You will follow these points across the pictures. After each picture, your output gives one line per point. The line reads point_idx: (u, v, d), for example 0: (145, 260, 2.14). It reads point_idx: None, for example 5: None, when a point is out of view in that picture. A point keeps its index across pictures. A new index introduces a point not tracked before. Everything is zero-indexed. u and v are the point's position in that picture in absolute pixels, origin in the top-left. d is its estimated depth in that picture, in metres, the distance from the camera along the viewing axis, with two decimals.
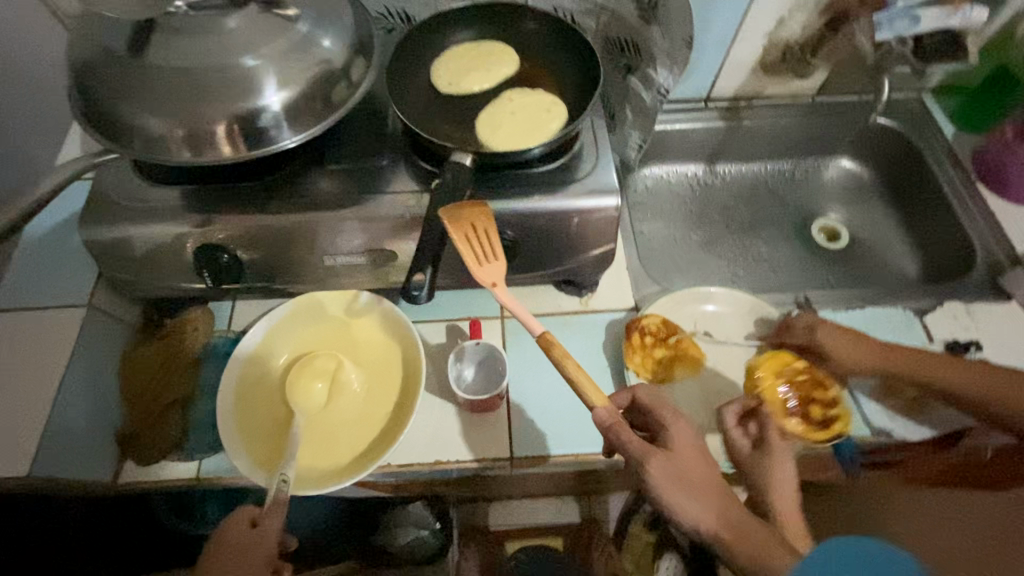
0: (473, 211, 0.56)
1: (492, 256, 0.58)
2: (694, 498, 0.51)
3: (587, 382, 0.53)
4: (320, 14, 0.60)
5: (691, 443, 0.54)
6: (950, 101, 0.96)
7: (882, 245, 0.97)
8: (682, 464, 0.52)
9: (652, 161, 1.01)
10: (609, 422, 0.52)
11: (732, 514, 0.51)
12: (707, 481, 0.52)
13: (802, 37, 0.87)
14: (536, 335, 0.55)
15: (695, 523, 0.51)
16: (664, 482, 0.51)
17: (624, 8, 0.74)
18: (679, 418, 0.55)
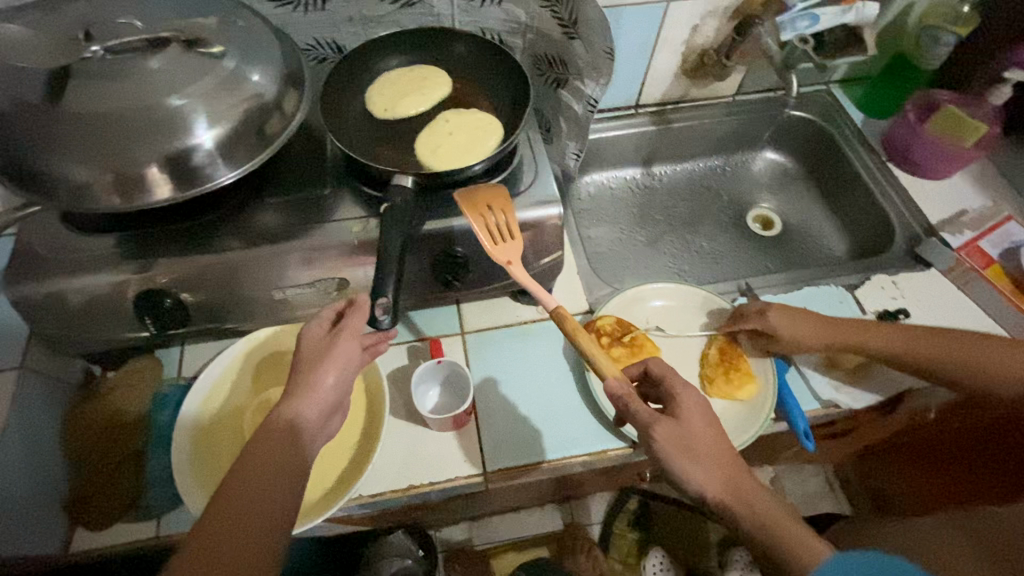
0: (490, 194, 0.61)
1: (510, 234, 0.61)
2: (696, 466, 0.52)
3: (599, 355, 0.57)
4: (246, 50, 0.60)
5: (698, 410, 0.55)
6: (857, 90, 1.04)
7: (812, 229, 1.03)
8: (688, 431, 0.53)
9: (592, 168, 1.04)
10: (620, 392, 0.55)
11: (734, 480, 0.52)
12: (712, 448, 0.53)
13: (716, 41, 0.92)
14: (550, 311, 0.60)
15: (701, 490, 0.52)
16: (667, 448, 0.52)
17: (546, 25, 0.76)
18: (688, 386, 0.57)
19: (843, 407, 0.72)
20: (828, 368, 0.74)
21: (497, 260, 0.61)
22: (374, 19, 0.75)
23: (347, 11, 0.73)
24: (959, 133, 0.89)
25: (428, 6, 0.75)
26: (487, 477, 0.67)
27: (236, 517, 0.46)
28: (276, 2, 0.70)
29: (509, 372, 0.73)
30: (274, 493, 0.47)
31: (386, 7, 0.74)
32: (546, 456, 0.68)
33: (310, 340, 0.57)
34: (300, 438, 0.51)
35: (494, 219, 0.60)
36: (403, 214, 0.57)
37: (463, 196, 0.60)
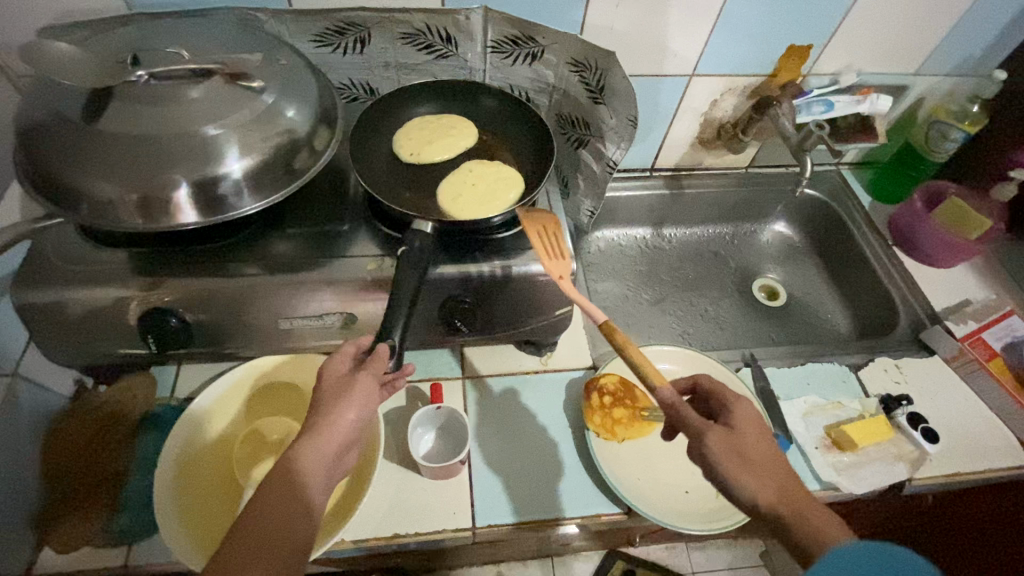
0: (547, 218, 0.64)
1: (561, 254, 0.61)
2: (748, 472, 0.48)
3: (650, 366, 0.53)
4: (284, 86, 0.61)
5: (754, 422, 0.52)
6: (865, 174, 1.08)
7: (816, 303, 1.04)
8: (743, 440, 0.50)
9: (603, 224, 1.06)
10: (671, 400, 0.51)
11: (790, 491, 0.48)
12: (764, 456, 0.49)
13: (733, 116, 0.95)
14: (599, 323, 0.55)
15: (753, 498, 0.47)
16: (722, 458, 0.48)
17: (573, 89, 0.79)
18: (742, 398, 0.54)
19: (844, 491, 0.71)
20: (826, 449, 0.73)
21: (551, 273, 0.59)
22: (408, 67, 0.79)
23: (384, 57, 0.77)
24: (964, 224, 0.93)
25: (462, 60, 0.79)
26: (477, 532, 0.65)
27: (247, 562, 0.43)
28: (317, 42, 0.74)
29: (508, 424, 0.72)
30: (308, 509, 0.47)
31: (422, 56, 0.78)
32: (538, 516, 0.66)
33: (328, 377, 0.53)
34: (309, 493, 0.47)
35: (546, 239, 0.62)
36: (422, 258, 0.57)
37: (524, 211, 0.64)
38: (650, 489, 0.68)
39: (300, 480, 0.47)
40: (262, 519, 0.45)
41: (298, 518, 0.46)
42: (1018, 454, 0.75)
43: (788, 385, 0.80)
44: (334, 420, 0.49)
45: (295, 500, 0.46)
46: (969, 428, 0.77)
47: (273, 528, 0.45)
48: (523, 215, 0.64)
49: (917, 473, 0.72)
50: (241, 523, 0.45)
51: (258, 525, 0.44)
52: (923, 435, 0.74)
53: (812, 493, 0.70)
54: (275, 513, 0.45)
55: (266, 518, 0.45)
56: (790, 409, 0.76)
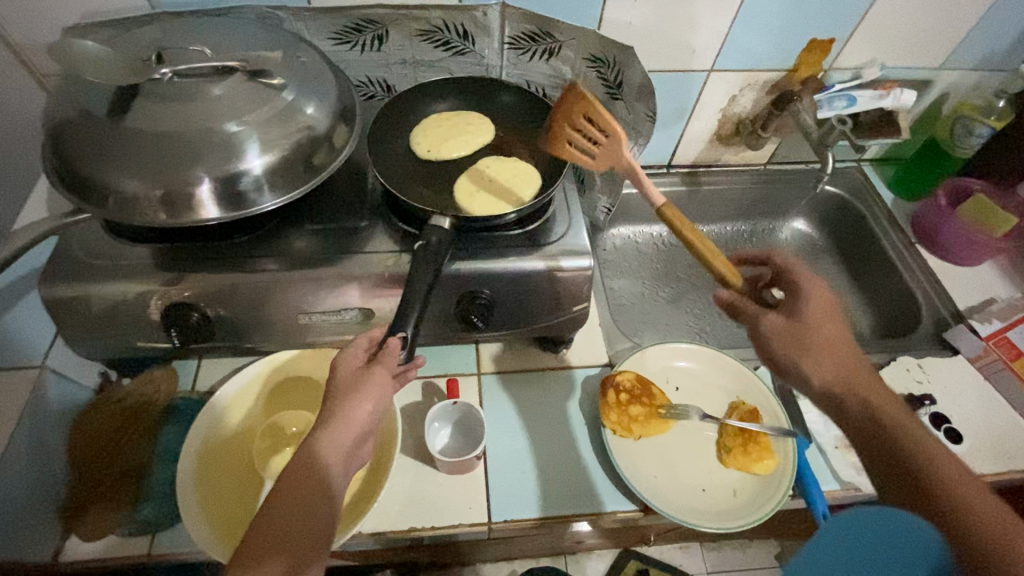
0: (569, 104, 0.58)
1: (603, 134, 0.58)
2: (805, 354, 0.51)
3: (710, 248, 0.55)
4: (304, 83, 0.62)
5: (823, 310, 0.52)
6: (887, 170, 1.06)
7: (836, 301, 1.02)
8: (808, 326, 0.52)
9: (619, 221, 1.06)
10: (729, 298, 0.55)
11: (851, 370, 0.49)
12: (830, 337, 0.51)
13: (753, 112, 0.94)
14: (657, 208, 0.55)
15: (807, 376, 0.50)
16: (774, 339, 0.53)
17: (590, 85, 0.79)
18: (815, 279, 0.55)
19: (863, 491, 0.70)
20: (846, 449, 0.72)
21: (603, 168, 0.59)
22: (424, 64, 0.79)
23: (401, 54, 0.77)
24: (989, 221, 0.90)
25: (478, 56, 0.79)
26: (493, 527, 0.65)
27: (268, 554, 0.43)
28: (336, 40, 0.74)
29: (524, 420, 0.72)
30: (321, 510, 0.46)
31: (439, 54, 0.78)
32: (553, 512, 0.66)
33: (342, 371, 0.53)
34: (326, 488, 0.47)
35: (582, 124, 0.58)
36: (438, 253, 0.58)
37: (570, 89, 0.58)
38: (666, 487, 0.68)
39: (316, 477, 0.47)
40: (279, 514, 0.45)
41: (315, 513, 0.46)
42: None
43: None
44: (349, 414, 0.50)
45: (310, 496, 0.46)
46: (994, 429, 0.75)
47: (290, 526, 0.45)
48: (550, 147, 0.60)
49: None
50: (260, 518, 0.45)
51: (274, 522, 0.45)
52: (946, 436, 0.73)
53: (832, 492, 0.70)
54: (292, 508, 0.45)
55: (283, 513, 0.45)
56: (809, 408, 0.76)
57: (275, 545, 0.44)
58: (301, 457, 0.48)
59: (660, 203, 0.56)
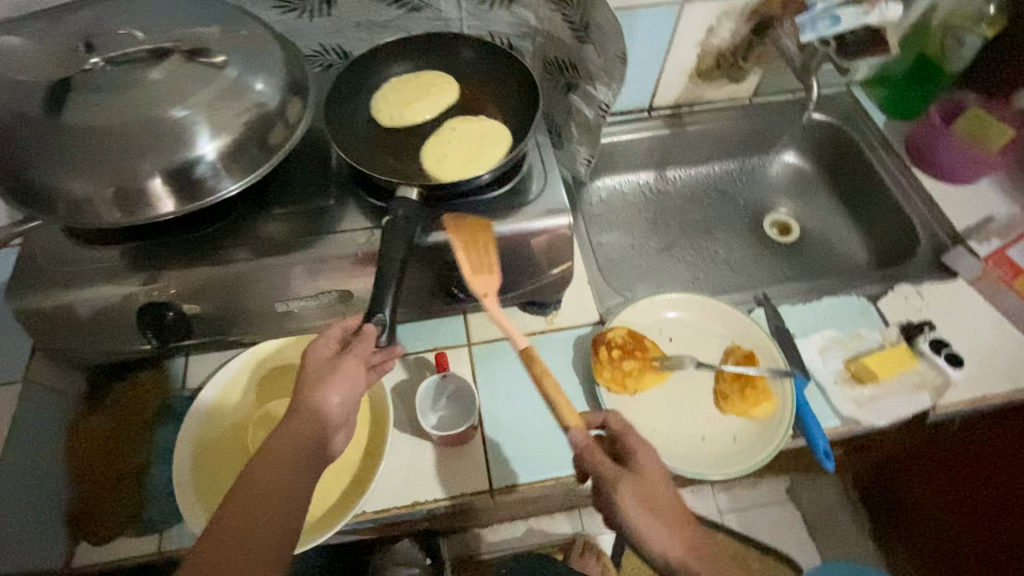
0: (476, 228, 0.59)
1: (490, 269, 0.59)
2: (659, 524, 0.50)
3: (562, 400, 0.55)
4: (248, 58, 0.58)
5: (657, 469, 0.54)
6: (878, 92, 1.00)
7: (831, 235, 1.00)
8: (649, 486, 0.52)
9: (603, 173, 1.02)
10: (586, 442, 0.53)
11: (694, 539, 0.51)
12: (668, 502, 0.52)
13: (732, 44, 0.89)
14: (519, 351, 0.57)
15: (662, 553, 0.50)
16: (632, 505, 0.51)
17: (557, 30, 0.74)
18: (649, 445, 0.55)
19: (864, 424, 0.69)
20: (846, 382, 0.72)
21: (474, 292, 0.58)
22: (379, 25, 0.74)
23: (353, 16, 0.73)
24: (984, 137, 0.87)
25: (436, 10, 0.74)
26: (496, 494, 0.65)
27: (245, 542, 0.43)
28: (282, 8, 0.70)
29: (519, 387, 0.72)
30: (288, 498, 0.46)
31: (393, 11, 0.73)
32: (553, 474, 0.66)
33: (315, 360, 0.53)
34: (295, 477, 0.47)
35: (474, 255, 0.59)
36: (407, 226, 0.55)
37: (446, 224, 0.60)
38: (665, 438, 0.68)
39: (293, 463, 0.47)
40: (248, 498, 0.45)
41: (291, 498, 0.46)
42: None
43: (804, 321, 0.77)
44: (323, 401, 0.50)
45: (289, 481, 0.46)
46: (995, 348, 0.74)
47: (255, 515, 0.44)
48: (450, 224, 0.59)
49: (941, 399, 0.70)
50: (225, 508, 0.45)
51: (240, 505, 0.44)
52: (947, 360, 0.72)
53: (832, 429, 0.69)
54: (269, 492, 0.45)
55: (258, 497, 0.45)
56: (807, 346, 0.74)
57: (237, 534, 0.43)
58: (279, 448, 0.48)
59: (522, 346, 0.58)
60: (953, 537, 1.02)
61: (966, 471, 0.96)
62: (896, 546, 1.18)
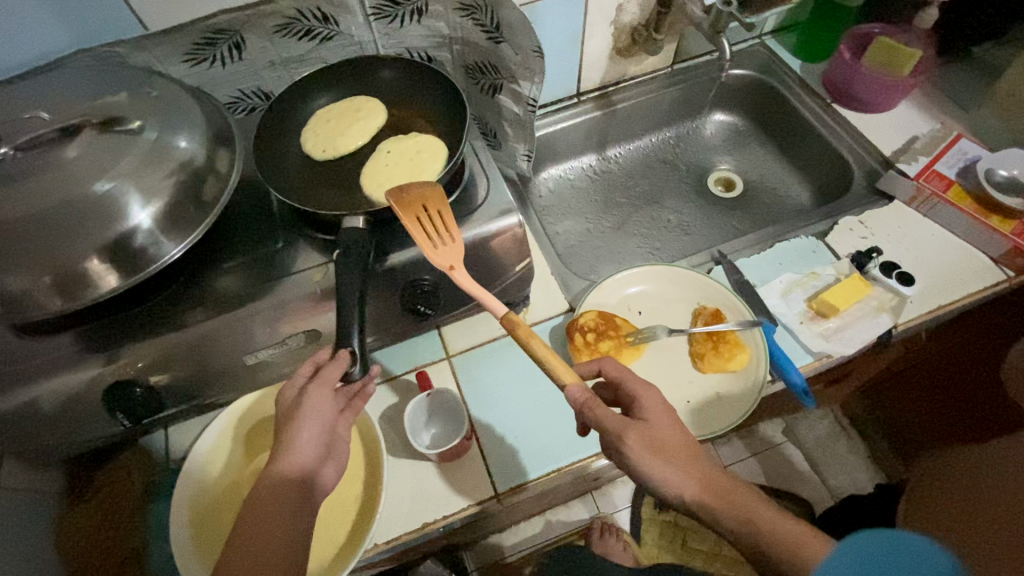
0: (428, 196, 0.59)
1: (449, 239, 0.58)
2: (671, 466, 0.52)
3: (558, 363, 0.54)
4: (165, 117, 0.57)
5: (662, 412, 0.55)
6: (789, 38, 1.04)
7: (772, 182, 1.04)
8: (657, 431, 0.54)
9: (547, 164, 1.04)
10: (582, 399, 0.53)
11: (710, 477, 0.52)
12: (679, 444, 0.54)
13: (643, 17, 0.90)
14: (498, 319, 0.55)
15: (677, 492, 0.52)
16: (640, 452, 0.52)
17: (470, 35, 0.74)
18: (649, 386, 0.57)
19: (836, 356, 0.72)
20: (814, 318, 0.75)
21: (439, 267, 0.57)
22: (294, 60, 0.74)
23: (267, 56, 0.72)
24: (894, 64, 0.90)
25: (348, 36, 0.74)
26: (501, 498, 0.66)
27: None
28: (191, 60, 0.69)
29: (504, 389, 0.72)
30: (276, 553, 0.47)
31: (305, 45, 0.73)
32: (555, 465, 0.67)
33: (287, 403, 0.54)
34: (278, 529, 0.48)
35: (432, 221, 0.58)
36: (359, 253, 0.55)
37: (398, 204, 0.58)
38: None
39: (271, 517, 0.48)
40: (238, 561, 0.46)
41: (271, 550, 0.47)
42: (994, 271, 0.77)
43: (762, 270, 0.80)
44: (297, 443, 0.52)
45: (266, 538, 0.47)
46: (941, 261, 0.78)
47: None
48: (397, 198, 0.58)
49: (900, 318, 0.74)
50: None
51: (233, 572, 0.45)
52: (899, 280, 0.75)
53: (807, 365, 0.72)
54: (247, 553, 0.46)
55: (237, 561, 0.46)
56: (769, 293, 0.77)
57: None
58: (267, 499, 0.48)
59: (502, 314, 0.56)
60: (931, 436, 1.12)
61: (962, 369, 1.02)
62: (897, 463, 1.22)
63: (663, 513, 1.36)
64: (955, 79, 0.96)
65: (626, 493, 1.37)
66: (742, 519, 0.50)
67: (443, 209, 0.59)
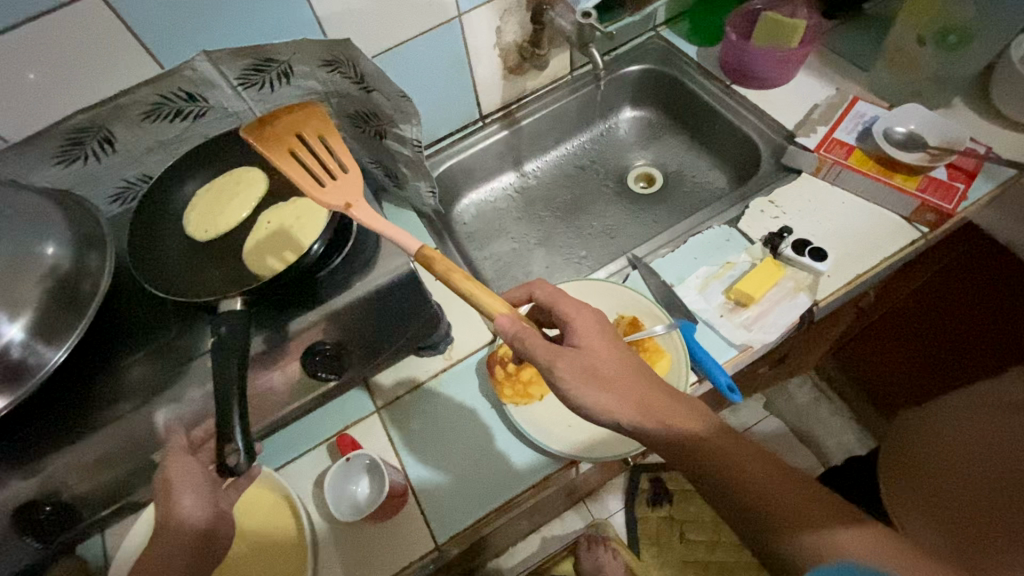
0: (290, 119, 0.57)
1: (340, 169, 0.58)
2: (606, 391, 0.50)
3: (483, 295, 0.53)
4: (24, 233, 0.57)
5: (596, 334, 0.53)
6: (682, 26, 1.03)
7: (691, 171, 1.03)
8: (591, 356, 0.52)
9: (465, 191, 1.03)
10: (512, 330, 0.51)
11: (649, 400, 0.50)
12: (617, 369, 0.51)
13: (525, 35, 0.90)
14: (413, 254, 0.53)
15: (613, 417, 0.50)
16: (574, 380, 0.50)
17: (342, 88, 0.74)
18: (582, 308, 0.55)
19: (759, 346, 0.72)
20: (735, 308, 0.74)
21: (333, 206, 0.57)
22: (172, 141, 0.74)
23: (141, 143, 0.72)
24: (782, 37, 0.88)
25: (221, 110, 0.74)
26: (441, 548, 0.65)
27: None
28: (62, 162, 0.68)
29: (433, 433, 0.72)
30: None
31: (178, 125, 0.73)
32: (492, 506, 0.67)
33: None
34: None
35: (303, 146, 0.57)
36: (234, 338, 0.53)
37: (256, 137, 0.56)
38: (583, 431, 0.69)
39: None
40: None
41: None
42: (909, 231, 0.76)
43: (678, 268, 0.79)
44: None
45: None
46: (855, 228, 0.77)
47: None
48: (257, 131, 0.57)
49: (818, 295, 0.73)
50: None
51: None
52: (811, 257, 0.74)
53: (733, 360, 0.71)
54: None
55: None
56: (686, 291, 0.76)
57: None
58: None
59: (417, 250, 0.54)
60: (896, 377, 1.14)
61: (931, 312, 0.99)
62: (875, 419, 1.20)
63: (656, 509, 1.35)
64: (850, 40, 0.95)
65: (616, 496, 1.36)
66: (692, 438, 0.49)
67: (322, 132, 0.58)
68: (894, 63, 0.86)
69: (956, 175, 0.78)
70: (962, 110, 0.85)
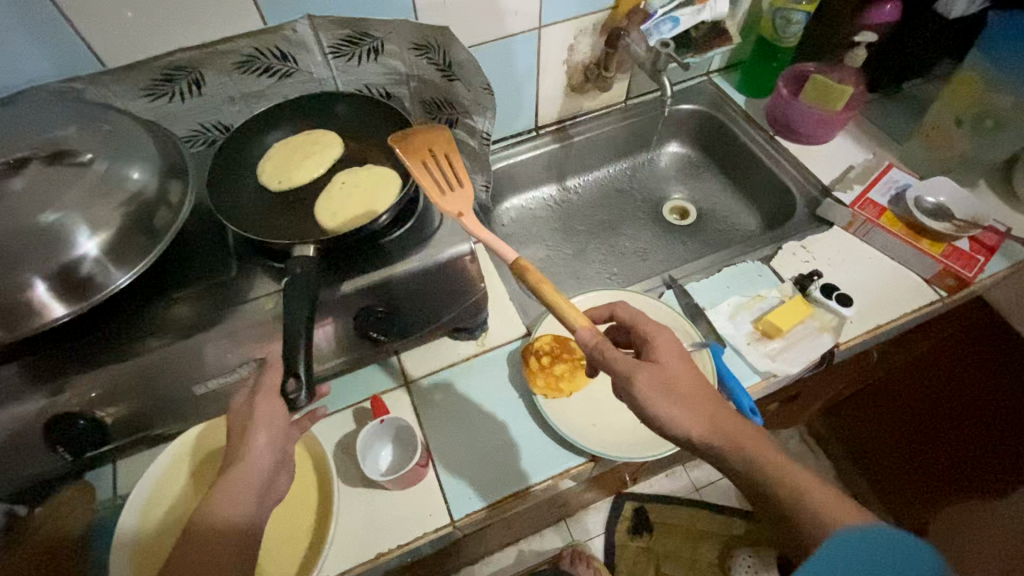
0: (427, 138, 0.64)
1: (457, 185, 0.62)
2: (680, 407, 0.52)
3: (568, 306, 0.55)
4: (117, 152, 0.59)
5: (674, 353, 0.55)
6: (734, 75, 1.11)
7: (725, 211, 1.08)
8: (668, 371, 0.54)
9: (509, 194, 1.07)
10: (594, 342, 0.54)
11: (718, 418, 0.52)
12: (692, 387, 0.53)
13: (593, 56, 0.95)
14: (510, 263, 0.57)
15: (685, 431, 0.52)
16: (651, 392, 0.52)
17: (425, 72, 0.80)
18: (661, 329, 0.58)
19: (781, 376, 0.75)
20: (762, 339, 0.77)
21: (450, 212, 0.59)
22: (254, 95, 0.77)
23: (226, 92, 0.75)
24: (828, 99, 0.94)
25: (307, 74, 0.78)
26: (457, 525, 0.66)
27: None
28: (149, 96, 0.71)
29: (460, 414, 0.73)
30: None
31: (264, 81, 0.76)
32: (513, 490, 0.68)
33: (238, 426, 0.56)
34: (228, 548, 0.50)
35: (433, 161, 0.63)
36: (306, 283, 0.55)
37: (399, 148, 0.63)
38: (606, 432, 0.72)
39: (216, 532, 0.50)
40: None
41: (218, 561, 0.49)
42: (928, 292, 0.81)
43: (711, 293, 0.83)
44: (256, 458, 0.54)
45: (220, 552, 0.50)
46: (880, 284, 0.82)
47: None
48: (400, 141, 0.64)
49: (841, 337, 0.77)
50: None
51: None
52: (839, 302, 0.78)
53: (755, 385, 0.74)
54: None
55: None
56: (717, 316, 0.80)
57: None
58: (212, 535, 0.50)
59: (511, 259, 0.58)
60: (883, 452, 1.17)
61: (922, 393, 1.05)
62: (858, 482, 1.26)
63: (636, 539, 1.35)
64: (887, 113, 1.02)
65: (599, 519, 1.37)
66: (780, 482, 0.48)
67: (449, 153, 0.64)
68: (929, 139, 0.93)
69: (977, 248, 0.83)
70: (984, 192, 0.92)
